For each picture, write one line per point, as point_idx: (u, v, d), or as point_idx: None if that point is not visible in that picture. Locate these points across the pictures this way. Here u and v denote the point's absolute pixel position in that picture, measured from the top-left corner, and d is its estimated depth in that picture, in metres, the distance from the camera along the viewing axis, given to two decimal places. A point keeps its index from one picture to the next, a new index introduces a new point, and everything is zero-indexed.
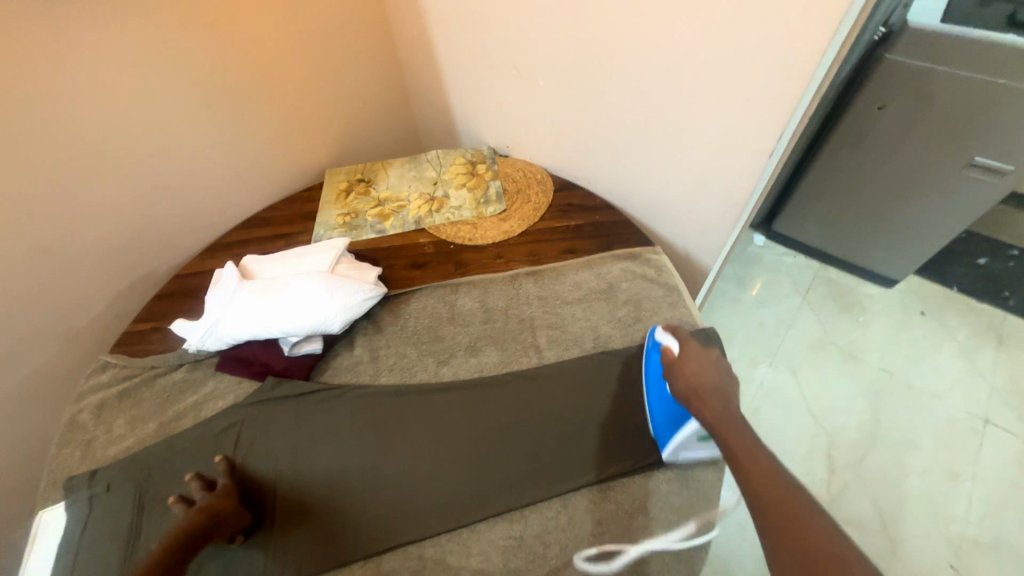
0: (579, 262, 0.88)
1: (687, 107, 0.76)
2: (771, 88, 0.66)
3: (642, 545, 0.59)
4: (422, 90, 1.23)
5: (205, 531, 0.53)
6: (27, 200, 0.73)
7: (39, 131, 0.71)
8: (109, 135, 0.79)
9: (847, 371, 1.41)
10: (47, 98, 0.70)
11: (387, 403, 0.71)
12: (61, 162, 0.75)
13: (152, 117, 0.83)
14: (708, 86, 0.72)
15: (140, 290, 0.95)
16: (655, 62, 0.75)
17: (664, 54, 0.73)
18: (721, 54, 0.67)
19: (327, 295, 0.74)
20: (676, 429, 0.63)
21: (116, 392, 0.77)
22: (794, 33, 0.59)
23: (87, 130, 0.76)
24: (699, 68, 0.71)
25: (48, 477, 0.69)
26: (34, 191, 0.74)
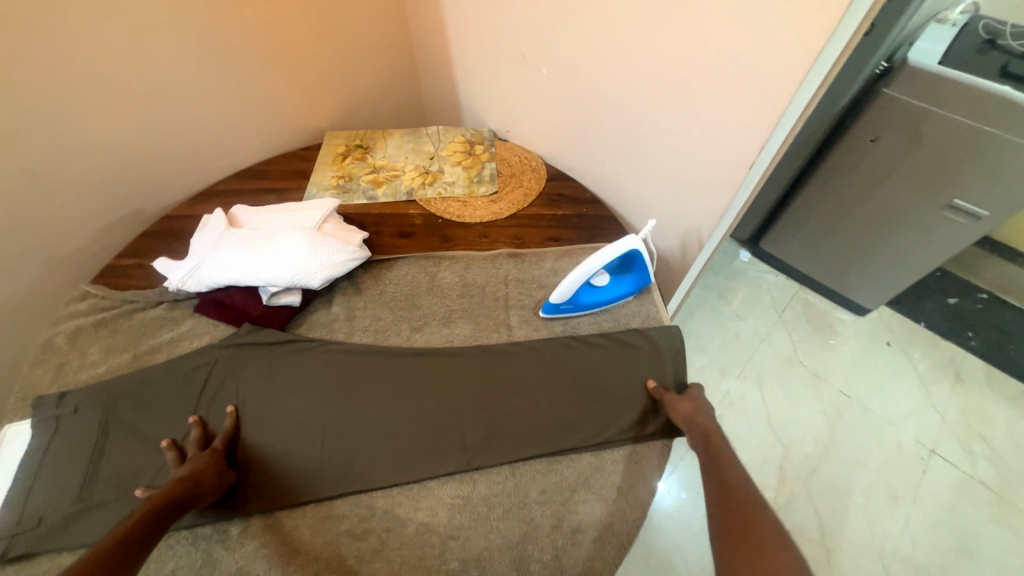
0: (560, 251, 0.91)
1: (677, 112, 0.79)
2: (755, 102, 0.68)
3: (580, 516, 0.61)
4: (432, 65, 1.23)
5: (180, 501, 0.54)
6: (16, 120, 0.73)
7: (37, 54, 0.71)
8: (106, 68, 0.79)
9: (810, 389, 1.47)
10: (47, 20, 0.70)
11: (355, 361, 0.74)
12: (53, 87, 0.75)
13: (150, 56, 0.83)
14: (697, 94, 0.74)
15: (129, 225, 0.96)
16: (650, 64, 0.77)
17: (659, 58, 0.75)
18: (711, 66, 0.70)
19: (310, 252, 0.76)
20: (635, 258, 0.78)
21: (93, 321, 0.78)
22: (780, 54, 0.62)
23: (88, 61, 0.76)
24: (689, 76, 0.73)
25: (20, 393, 0.71)
26: (23, 111, 0.74)
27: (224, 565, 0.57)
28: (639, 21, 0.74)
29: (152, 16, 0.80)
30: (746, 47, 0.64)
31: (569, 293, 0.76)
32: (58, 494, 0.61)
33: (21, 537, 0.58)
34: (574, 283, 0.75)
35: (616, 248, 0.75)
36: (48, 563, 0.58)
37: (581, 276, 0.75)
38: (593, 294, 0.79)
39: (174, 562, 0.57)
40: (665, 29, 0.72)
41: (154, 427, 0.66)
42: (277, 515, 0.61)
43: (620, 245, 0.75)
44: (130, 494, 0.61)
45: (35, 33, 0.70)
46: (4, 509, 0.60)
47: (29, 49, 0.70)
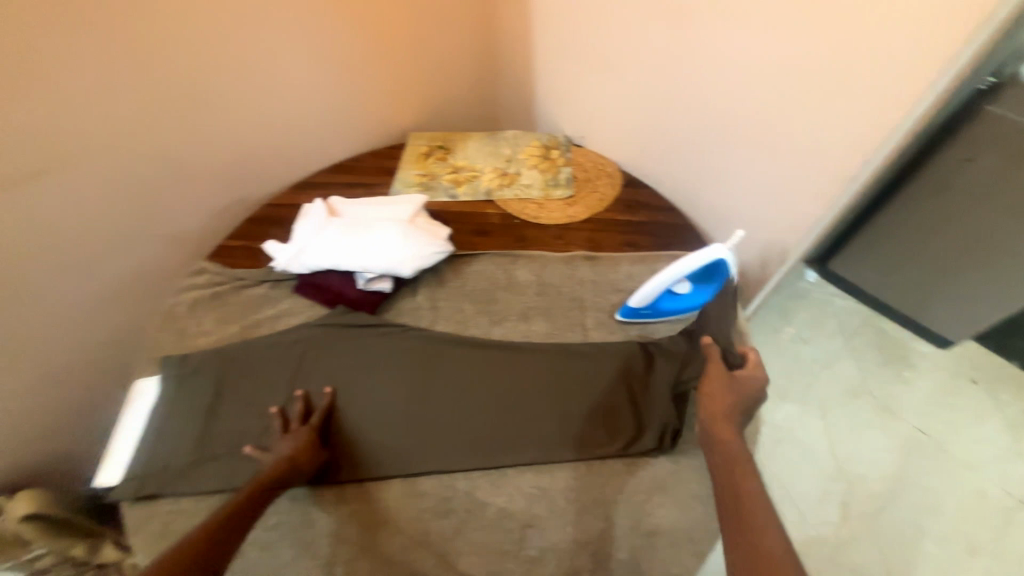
0: (637, 257, 0.91)
1: (776, 123, 0.82)
2: (869, 116, 0.71)
3: (656, 519, 0.62)
4: (510, 71, 1.27)
5: (278, 484, 0.59)
6: (152, 113, 0.86)
7: (171, 61, 0.84)
8: (226, 72, 0.90)
9: (879, 424, 1.39)
10: (180, 30, 0.82)
11: (439, 348, 0.77)
12: (183, 87, 0.87)
13: (264, 59, 0.94)
14: (802, 106, 0.78)
15: (237, 211, 1.06)
16: (756, 75, 0.80)
17: (768, 70, 0.78)
18: (825, 79, 0.73)
19: (403, 242, 0.81)
20: (723, 269, 0.77)
21: (208, 294, 0.86)
22: (904, 72, 0.66)
23: (211, 65, 0.88)
24: (798, 85, 0.76)
25: (147, 353, 0.80)
26: (158, 106, 0.86)
27: (320, 524, 0.62)
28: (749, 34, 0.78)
29: (260, 24, 0.90)
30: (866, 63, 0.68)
31: (648, 298, 0.77)
32: (181, 443, 0.68)
33: (150, 479, 0.66)
34: (653, 288, 0.76)
35: (700, 257, 0.75)
36: (174, 504, 0.65)
37: (662, 283, 0.76)
38: (671, 302, 0.79)
39: (277, 518, 0.62)
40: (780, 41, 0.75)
41: (259, 393, 0.73)
42: (367, 484, 0.65)
43: (703, 254, 0.75)
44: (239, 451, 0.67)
45: (176, 40, 0.83)
46: (137, 453, 0.68)
47: (169, 52, 0.83)
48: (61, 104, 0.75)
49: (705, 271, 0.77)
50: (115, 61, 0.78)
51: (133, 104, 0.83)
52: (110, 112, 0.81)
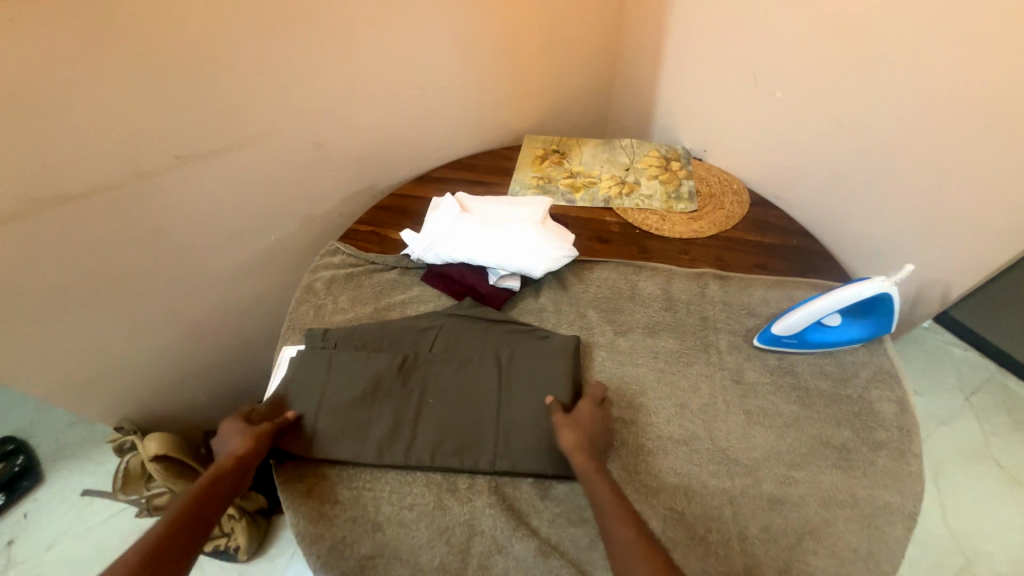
0: (771, 280, 0.86)
1: (951, 152, 0.76)
2: None
3: (811, 567, 0.57)
4: (632, 80, 1.27)
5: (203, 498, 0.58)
6: (313, 101, 0.94)
7: (335, 56, 0.91)
8: (379, 67, 0.97)
9: (1007, 497, 1.22)
10: (349, 27, 0.90)
11: (568, 357, 0.73)
12: (341, 79, 0.94)
13: (411, 58, 1.00)
14: (986, 136, 0.72)
15: (363, 198, 1.13)
16: (946, 96, 0.74)
17: (965, 92, 0.72)
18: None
19: (537, 244, 0.83)
20: (883, 301, 0.71)
21: (343, 274, 0.91)
22: None
23: (368, 60, 0.95)
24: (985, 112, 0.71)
25: (290, 323, 0.86)
26: (319, 95, 0.94)
27: (454, 511, 0.62)
28: (946, 54, 0.72)
29: (414, 25, 0.96)
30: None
31: (795, 329, 0.73)
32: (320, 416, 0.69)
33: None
34: (803, 320, 0.72)
35: (861, 293, 0.69)
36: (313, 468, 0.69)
37: (815, 316, 0.71)
38: (820, 333, 0.74)
39: (412, 499, 0.64)
40: (986, 61, 0.69)
41: None
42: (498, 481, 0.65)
43: (867, 291, 0.69)
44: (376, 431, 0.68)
45: (345, 36, 0.90)
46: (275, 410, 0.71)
47: (337, 47, 0.90)
48: (245, 90, 0.85)
49: (861, 302, 0.71)
50: (294, 53, 0.87)
51: (299, 92, 0.91)
52: (283, 100, 0.90)
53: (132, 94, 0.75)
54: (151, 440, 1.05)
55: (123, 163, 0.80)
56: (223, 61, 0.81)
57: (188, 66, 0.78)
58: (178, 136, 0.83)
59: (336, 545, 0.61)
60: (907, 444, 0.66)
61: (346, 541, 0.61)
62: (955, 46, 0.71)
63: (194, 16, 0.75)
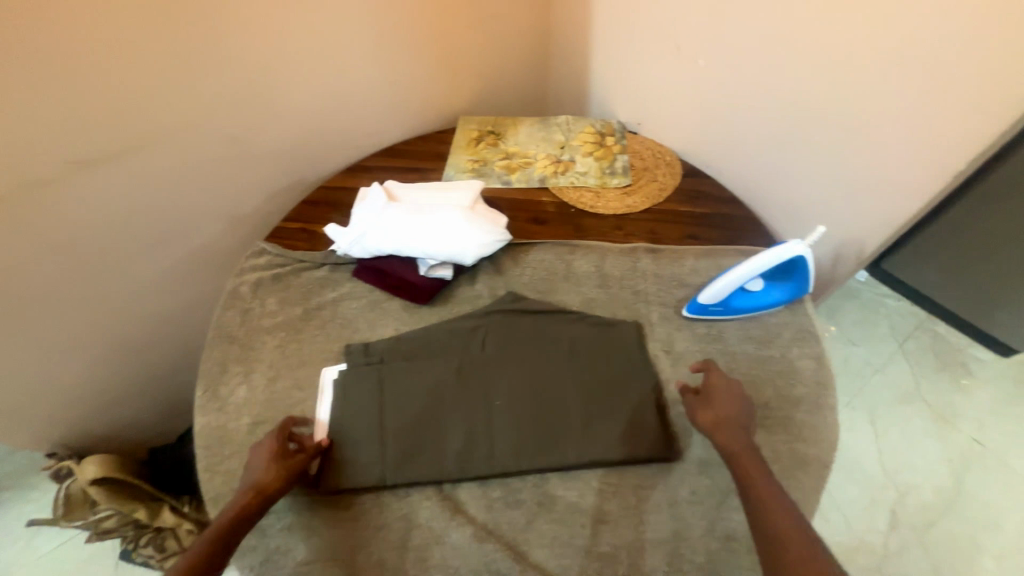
0: (701, 250, 0.88)
1: (856, 113, 0.78)
2: (967, 103, 0.67)
3: (735, 524, 0.60)
4: (567, 53, 1.23)
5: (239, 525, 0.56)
6: (217, 94, 0.87)
7: (236, 44, 0.84)
8: (289, 53, 0.90)
9: (932, 432, 1.32)
10: (248, 11, 0.83)
11: (627, 349, 0.73)
12: (247, 68, 0.87)
13: (324, 41, 0.93)
14: (883, 96, 0.74)
15: (291, 193, 1.07)
16: (853, 59, 0.75)
17: (868, 54, 0.73)
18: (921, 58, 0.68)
19: (467, 229, 0.82)
20: (803, 263, 0.74)
21: (269, 275, 0.87)
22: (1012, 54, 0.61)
23: (276, 46, 0.89)
24: (883, 71, 0.72)
25: (213, 332, 0.81)
26: (224, 88, 0.87)
27: (391, 508, 0.62)
28: (850, 16, 0.72)
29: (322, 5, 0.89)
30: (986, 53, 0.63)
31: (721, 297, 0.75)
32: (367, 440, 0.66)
33: (215, 460, 0.68)
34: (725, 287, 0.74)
35: (778, 256, 0.72)
36: (237, 464, 0.68)
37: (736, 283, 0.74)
38: (745, 299, 0.76)
39: (348, 499, 0.63)
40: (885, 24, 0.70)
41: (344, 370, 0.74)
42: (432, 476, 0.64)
43: (782, 253, 0.72)
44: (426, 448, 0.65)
45: (244, 22, 0.83)
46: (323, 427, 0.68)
47: (237, 33, 0.83)
48: (137, 85, 0.78)
49: (782, 265, 0.74)
50: (187, 43, 0.79)
51: (199, 85, 0.84)
52: (184, 94, 0.83)
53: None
54: (89, 464, 1.00)
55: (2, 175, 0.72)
56: (104, 54, 0.73)
57: (63, 60, 0.70)
58: (65, 140, 0.75)
59: (271, 555, 0.60)
60: (823, 398, 0.70)
61: (282, 550, 0.60)
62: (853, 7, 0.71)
63: (61, 2, 0.67)
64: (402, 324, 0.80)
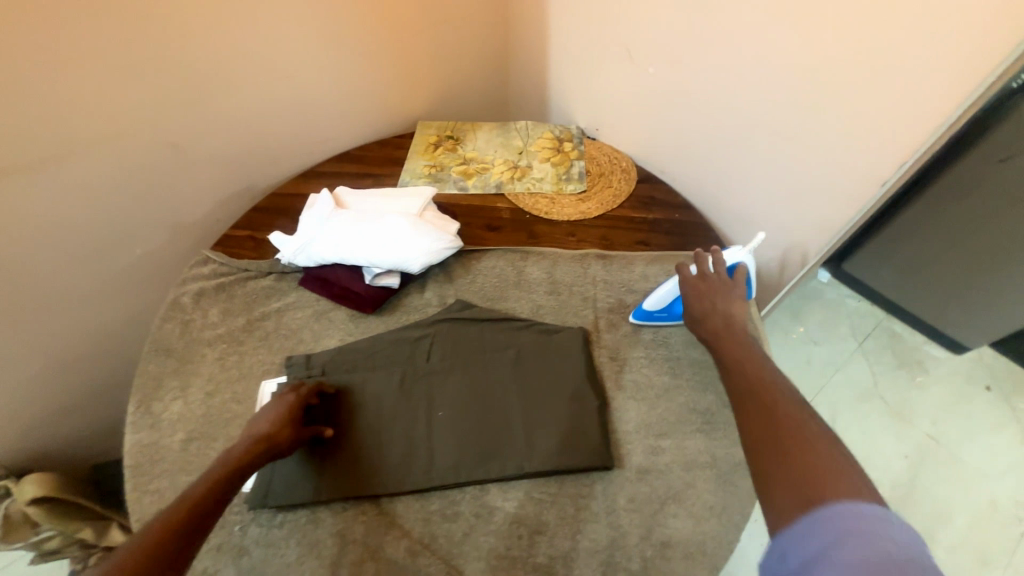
0: (652, 256, 0.88)
1: (792, 123, 0.79)
2: (892, 114, 0.68)
3: (671, 529, 0.60)
4: (526, 59, 1.24)
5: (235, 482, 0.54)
6: (153, 97, 0.83)
7: (172, 45, 0.81)
8: (232, 56, 0.88)
9: (889, 429, 1.36)
10: (185, 13, 0.80)
11: (574, 355, 0.73)
12: (186, 71, 0.84)
13: (269, 43, 0.91)
14: (816, 106, 0.75)
15: (242, 199, 1.05)
16: (789, 69, 0.76)
17: (802, 65, 0.74)
18: (848, 70, 0.69)
19: (414, 236, 0.81)
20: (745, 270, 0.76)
21: (213, 285, 0.84)
22: (930, 68, 0.62)
23: (216, 48, 0.86)
24: (814, 82, 0.74)
25: (150, 345, 0.78)
26: (161, 91, 0.84)
27: (326, 524, 0.60)
28: (783, 28, 0.73)
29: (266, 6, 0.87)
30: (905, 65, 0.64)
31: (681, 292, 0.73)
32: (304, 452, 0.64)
33: (143, 480, 0.65)
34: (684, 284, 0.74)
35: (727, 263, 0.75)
36: (167, 483, 0.65)
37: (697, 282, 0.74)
38: None
39: (283, 516, 0.61)
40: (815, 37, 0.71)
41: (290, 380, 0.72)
42: (368, 495, 0.62)
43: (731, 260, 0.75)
44: (363, 459, 0.64)
45: (181, 25, 0.80)
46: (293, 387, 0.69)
47: (173, 35, 0.80)
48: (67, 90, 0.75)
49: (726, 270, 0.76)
50: (119, 45, 0.76)
51: (132, 89, 0.81)
52: (119, 98, 0.80)
53: None
54: (28, 483, 0.95)
55: None
56: (25, 57, 0.70)
57: None
58: None
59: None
60: None
61: (209, 572, 0.58)
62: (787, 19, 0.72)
63: None
64: (347, 335, 0.78)
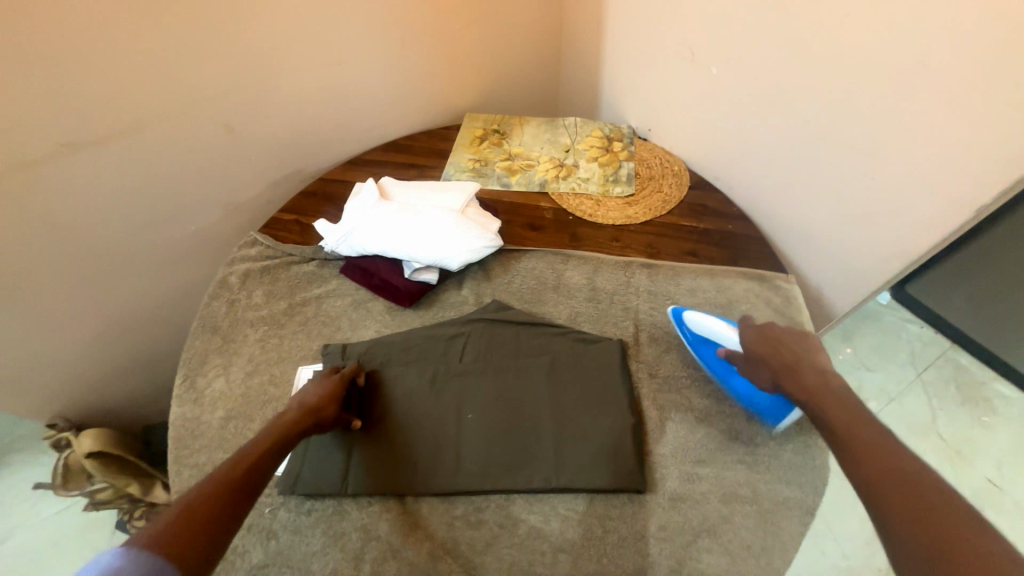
0: (701, 269, 0.83)
1: (869, 135, 0.72)
2: (992, 130, 0.60)
3: (703, 564, 0.57)
4: (579, 52, 1.19)
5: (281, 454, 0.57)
6: (213, 80, 0.86)
7: (233, 29, 0.83)
8: (288, 41, 0.89)
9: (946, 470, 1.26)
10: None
11: (612, 367, 0.71)
12: (245, 55, 0.86)
13: (324, 29, 0.91)
14: (900, 118, 0.68)
15: (291, 183, 1.07)
16: (874, 77, 0.69)
17: (892, 72, 0.67)
18: (944, 79, 0.62)
19: (455, 233, 0.80)
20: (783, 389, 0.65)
21: (258, 267, 0.86)
22: None
23: (273, 33, 0.87)
24: (899, 91, 0.67)
25: (199, 321, 0.81)
26: (220, 73, 0.86)
27: (351, 516, 0.61)
28: (872, 29, 0.66)
29: None
30: (1021, 75, 0.56)
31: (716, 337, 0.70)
32: (336, 439, 0.65)
33: (183, 452, 0.68)
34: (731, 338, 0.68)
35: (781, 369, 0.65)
36: (205, 458, 0.67)
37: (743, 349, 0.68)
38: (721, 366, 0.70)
39: (311, 504, 0.62)
40: (910, 39, 0.63)
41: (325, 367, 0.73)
42: (394, 493, 0.62)
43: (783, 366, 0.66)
44: (392, 453, 0.64)
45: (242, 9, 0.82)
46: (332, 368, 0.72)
47: (234, 19, 0.82)
48: (133, 69, 0.78)
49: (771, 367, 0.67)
50: (183, 27, 0.78)
51: (194, 71, 0.83)
52: (179, 80, 0.82)
53: None
54: (85, 437, 1.02)
55: None
56: (99, 37, 0.73)
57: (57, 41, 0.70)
58: (63, 120, 0.75)
59: (227, 556, 0.59)
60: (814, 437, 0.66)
61: (238, 552, 0.59)
62: (877, 19, 0.66)
63: None
64: (382, 327, 0.79)
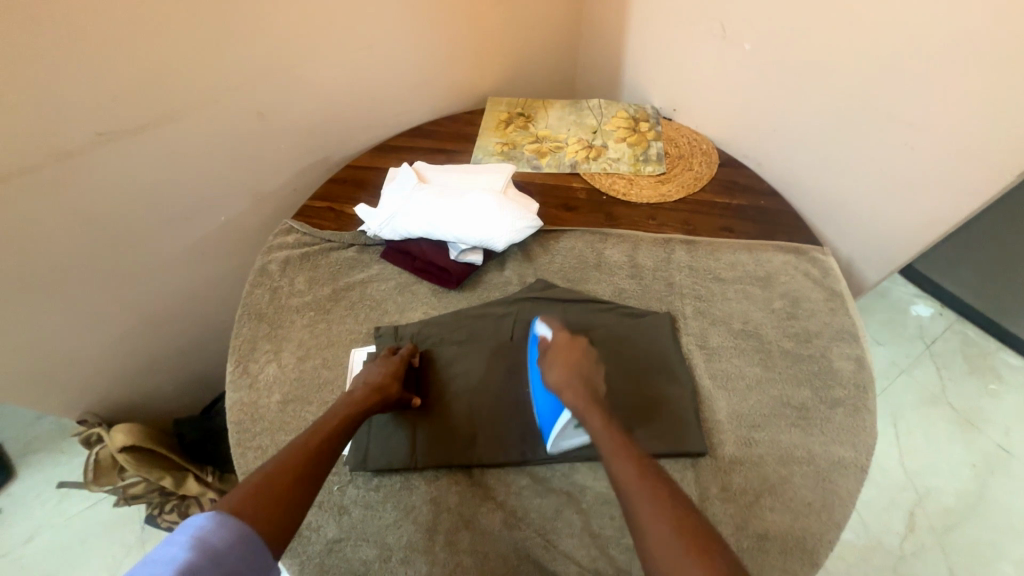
0: (739, 243, 0.85)
1: (909, 105, 0.74)
2: None
3: (768, 522, 0.59)
4: (600, 32, 1.19)
5: (348, 430, 0.59)
6: (245, 65, 0.84)
7: (267, 12, 0.82)
8: (319, 25, 0.88)
9: (957, 436, 1.20)
10: None
11: (661, 340, 0.72)
12: (278, 39, 0.85)
13: (354, 13, 0.90)
14: (941, 87, 0.70)
15: (317, 171, 1.06)
16: (918, 47, 0.69)
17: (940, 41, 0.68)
18: (994, 44, 0.63)
19: (498, 213, 0.80)
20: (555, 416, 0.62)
21: (297, 254, 0.86)
22: None
23: (304, 16, 0.86)
24: (944, 57, 0.68)
25: (243, 309, 0.81)
26: (252, 59, 0.85)
27: (420, 490, 0.62)
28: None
29: None
30: None
31: (545, 353, 0.66)
32: (398, 418, 0.66)
33: (246, 436, 0.69)
34: (561, 383, 0.60)
35: (571, 414, 0.59)
36: (267, 442, 0.68)
37: (541, 363, 0.65)
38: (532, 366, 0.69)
39: (379, 480, 0.63)
40: (960, 6, 0.64)
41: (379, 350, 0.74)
42: (460, 466, 0.63)
43: (570, 412, 0.59)
44: (454, 429, 0.65)
45: None
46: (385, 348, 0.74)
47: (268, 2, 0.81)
48: (170, 54, 0.76)
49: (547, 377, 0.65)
50: (217, 10, 0.77)
51: (228, 55, 0.82)
52: (214, 64, 0.81)
53: (30, 61, 0.66)
54: (118, 431, 0.98)
55: (33, 143, 0.70)
56: (137, 20, 0.71)
57: (97, 25, 0.69)
58: (102, 108, 0.74)
59: (303, 531, 0.60)
60: (862, 401, 0.68)
61: (313, 527, 0.60)
62: None
63: None
64: (430, 308, 0.79)
